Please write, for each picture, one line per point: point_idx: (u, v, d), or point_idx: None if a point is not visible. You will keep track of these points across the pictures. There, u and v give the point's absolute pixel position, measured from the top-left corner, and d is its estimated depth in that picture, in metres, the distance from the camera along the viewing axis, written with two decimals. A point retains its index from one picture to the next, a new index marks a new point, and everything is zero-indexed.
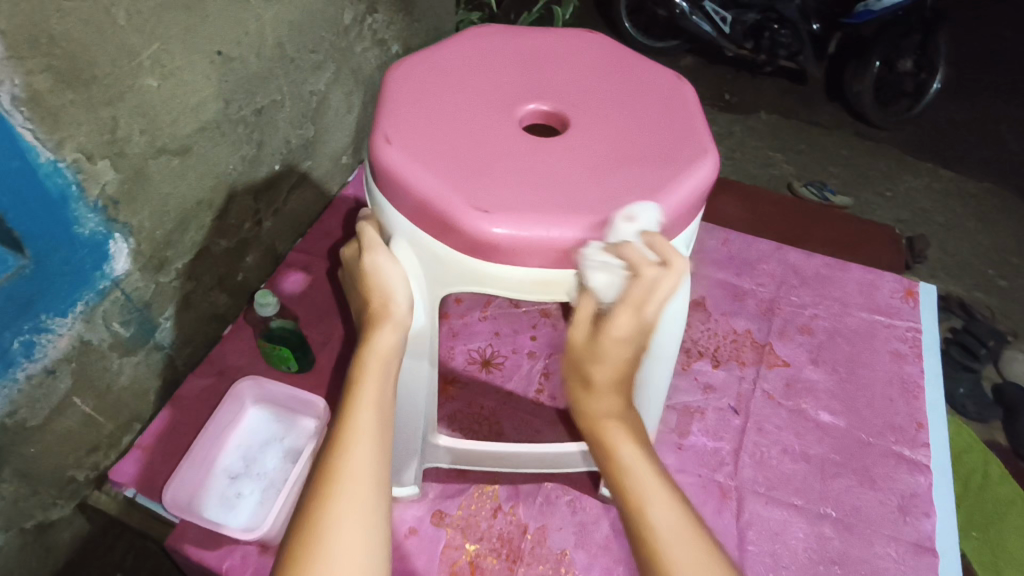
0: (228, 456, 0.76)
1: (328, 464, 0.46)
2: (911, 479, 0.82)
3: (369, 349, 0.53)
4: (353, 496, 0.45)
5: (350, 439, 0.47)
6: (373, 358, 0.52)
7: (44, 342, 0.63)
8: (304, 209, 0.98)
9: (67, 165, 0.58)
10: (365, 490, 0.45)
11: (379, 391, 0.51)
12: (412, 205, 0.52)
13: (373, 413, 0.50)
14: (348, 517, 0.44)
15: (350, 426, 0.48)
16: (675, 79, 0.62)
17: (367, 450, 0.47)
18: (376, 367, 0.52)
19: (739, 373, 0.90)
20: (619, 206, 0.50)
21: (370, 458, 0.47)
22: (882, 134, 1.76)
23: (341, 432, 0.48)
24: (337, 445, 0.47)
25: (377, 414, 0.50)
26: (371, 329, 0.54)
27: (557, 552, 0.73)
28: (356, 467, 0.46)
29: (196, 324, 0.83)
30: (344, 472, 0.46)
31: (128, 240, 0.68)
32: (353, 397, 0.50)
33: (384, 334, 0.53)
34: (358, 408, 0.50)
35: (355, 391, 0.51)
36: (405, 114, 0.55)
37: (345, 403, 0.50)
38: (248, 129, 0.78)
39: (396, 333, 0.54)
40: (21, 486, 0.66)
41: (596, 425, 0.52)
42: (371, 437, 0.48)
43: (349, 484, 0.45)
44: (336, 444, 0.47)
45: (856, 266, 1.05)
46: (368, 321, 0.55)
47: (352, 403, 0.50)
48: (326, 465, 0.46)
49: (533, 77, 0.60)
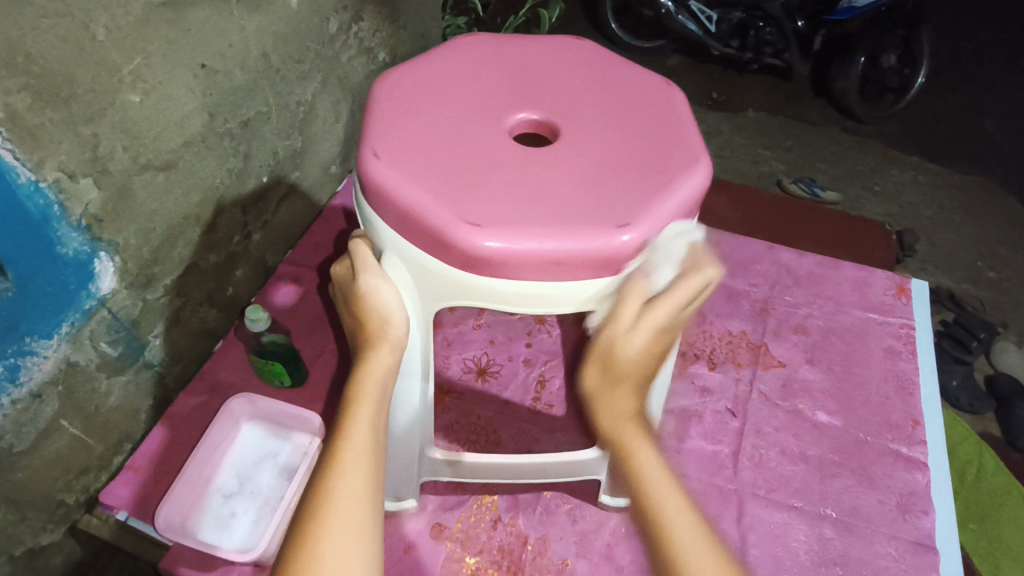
0: (222, 474, 0.75)
1: (322, 488, 0.45)
2: (909, 476, 0.82)
3: (365, 370, 0.52)
4: (348, 522, 0.44)
5: (344, 463, 0.47)
6: (370, 380, 0.52)
7: (29, 365, 0.61)
8: (293, 220, 0.97)
9: (48, 185, 0.57)
10: (359, 515, 0.45)
11: (374, 412, 0.51)
12: (403, 220, 0.51)
13: (368, 436, 0.49)
14: (342, 542, 0.43)
15: (345, 449, 0.48)
16: (664, 84, 0.62)
17: (362, 473, 0.47)
18: (371, 389, 0.52)
19: (735, 375, 0.90)
20: (613, 216, 0.50)
21: (364, 482, 0.46)
22: (869, 130, 1.77)
23: (335, 455, 0.47)
24: (332, 469, 0.46)
25: (372, 437, 0.49)
26: (367, 350, 0.54)
27: (559, 563, 0.72)
28: (350, 492, 0.45)
29: (186, 341, 0.82)
30: (339, 496, 0.45)
31: (114, 258, 0.67)
32: (347, 419, 0.50)
33: (380, 355, 0.53)
34: (352, 430, 0.49)
35: (350, 414, 0.50)
36: (393, 128, 0.54)
37: (340, 424, 0.50)
38: (234, 141, 0.77)
39: (392, 354, 0.54)
40: (9, 513, 0.65)
41: (617, 426, 0.52)
42: (365, 461, 0.48)
43: (342, 508, 0.44)
44: (331, 467, 0.47)
45: (848, 264, 1.05)
46: (363, 342, 0.54)
47: (346, 427, 0.49)
48: (320, 488, 0.45)
49: (521, 87, 0.60)
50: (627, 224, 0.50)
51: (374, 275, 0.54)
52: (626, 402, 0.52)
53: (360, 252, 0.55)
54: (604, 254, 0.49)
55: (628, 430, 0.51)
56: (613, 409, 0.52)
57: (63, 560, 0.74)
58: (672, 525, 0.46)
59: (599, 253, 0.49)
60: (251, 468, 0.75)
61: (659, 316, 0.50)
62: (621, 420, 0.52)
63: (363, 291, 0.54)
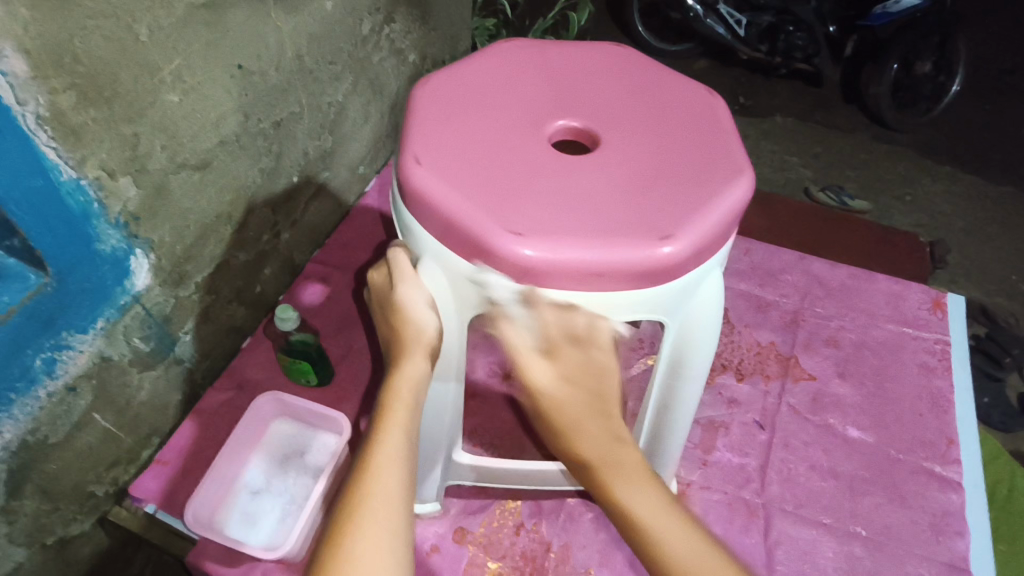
0: (249, 472, 0.75)
1: (359, 487, 0.46)
2: (943, 496, 0.80)
3: (400, 374, 0.52)
4: (381, 522, 0.45)
5: (380, 463, 0.47)
6: (405, 385, 0.52)
7: (65, 358, 0.62)
8: (322, 219, 0.98)
9: (89, 182, 0.58)
10: (390, 517, 0.45)
11: (408, 416, 0.51)
12: (441, 226, 0.50)
13: (402, 439, 0.49)
14: (374, 544, 0.43)
15: (380, 449, 0.48)
16: (706, 93, 0.61)
17: (397, 476, 0.47)
18: (406, 394, 0.52)
19: (764, 387, 0.89)
20: (655, 228, 0.49)
21: (398, 486, 0.47)
22: (901, 137, 1.73)
23: (370, 458, 0.48)
24: (367, 473, 0.47)
25: (407, 441, 0.50)
26: (400, 357, 0.53)
27: (581, 571, 0.72)
28: (385, 494, 0.46)
29: (215, 338, 0.83)
30: (374, 495, 0.45)
31: (149, 255, 0.67)
32: (382, 422, 0.50)
33: (414, 362, 0.53)
34: (387, 433, 0.49)
35: (385, 418, 0.50)
36: (434, 134, 0.54)
37: (375, 425, 0.50)
38: (267, 141, 0.78)
39: (427, 361, 0.54)
40: (42, 503, 0.66)
41: (574, 421, 0.51)
42: (400, 463, 0.48)
43: (376, 511, 0.45)
44: (365, 467, 0.47)
45: (882, 276, 1.02)
46: (398, 350, 0.54)
47: (381, 429, 0.50)
48: (356, 489, 0.46)
49: (563, 95, 0.59)
50: (668, 236, 0.49)
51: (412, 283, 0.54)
52: (579, 392, 0.51)
53: (399, 260, 0.55)
54: (646, 268, 0.48)
55: (587, 438, 0.51)
56: (562, 407, 0.51)
57: (91, 550, 0.75)
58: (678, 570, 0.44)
59: (641, 265, 0.48)
60: (277, 467, 0.75)
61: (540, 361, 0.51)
62: (577, 411, 0.51)
63: (400, 300, 0.54)
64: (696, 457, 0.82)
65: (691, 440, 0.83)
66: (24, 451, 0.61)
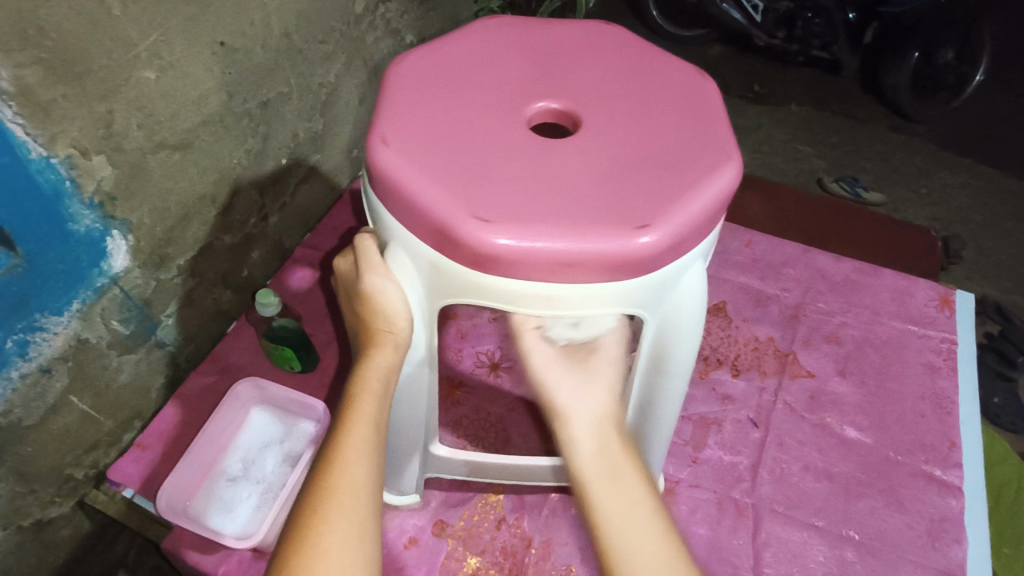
0: (227, 458, 0.74)
1: (324, 483, 0.46)
2: (941, 501, 0.78)
3: (367, 367, 0.53)
4: (346, 514, 0.45)
5: (345, 458, 0.48)
6: (372, 378, 0.53)
7: (38, 340, 0.61)
8: (313, 202, 0.96)
9: (60, 161, 0.56)
10: (356, 511, 0.45)
11: (376, 410, 0.52)
12: (409, 211, 0.48)
13: (369, 432, 0.50)
14: (340, 536, 0.44)
15: (345, 444, 0.49)
16: (697, 75, 0.58)
17: (363, 468, 0.48)
18: (373, 387, 0.52)
19: (759, 384, 0.86)
20: (631, 216, 0.47)
21: (364, 478, 0.47)
22: (918, 129, 1.68)
23: (336, 453, 0.48)
24: (334, 467, 0.47)
25: (374, 434, 0.50)
26: (370, 347, 0.54)
27: (562, 568, 0.70)
28: (351, 488, 0.46)
29: (200, 321, 0.82)
30: (339, 490, 0.46)
31: (127, 237, 0.66)
32: (349, 416, 0.51)
33: (382, 353, 0.53)
34: (353, 426, 0.50)
35: (351, 411, 0.51)
36: (406, 115, 0.52)
37: (342, 418, 0.51)
38: (253, 121, 0.76)
39: (395, 354, 0.54)
40: (17, 485, 0.66)
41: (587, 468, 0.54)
42: (366, 459, 0.48)
43: (342, 504, 0.45)
44: (331, 462, 0.47)
45: (889, 272, 0.99)
46: (369, 342, 0.54)
47: (347, 423, 0.50)
48: (321, 483, 0.46)
49: (545, 75, 0.57)
50: (645, 225, 0.46)
51: (379, 275, 0.52)
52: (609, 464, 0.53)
53: (367, 249, 0.54)
54: (621, 259, 0.46)
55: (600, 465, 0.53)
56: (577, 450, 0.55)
57: (71, 532, 0.75)
58: (623, 522, 0.50)
59: (615, 255, 0.46)
60: (255, 454, 0.74)
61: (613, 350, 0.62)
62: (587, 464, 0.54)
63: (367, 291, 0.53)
64: (685, 455, 0.80)
65: (682, 436, 0.81)
66: None
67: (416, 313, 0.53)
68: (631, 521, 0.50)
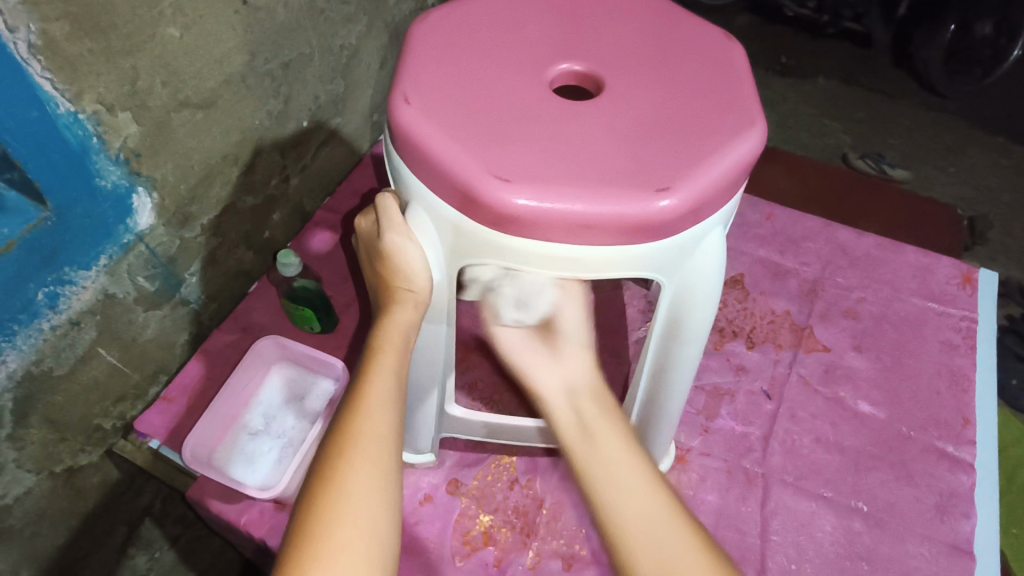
0: (250, 412, 0.76)
1: (349, 428, 0.47)
2: (953, 477, 0.78)
3: (389, 322, 0.53)
4: (371, 458, 0.46)
5: (370, 405, 0.48)
6: (394, 332, 0.53)
7: (67, 293, 0.63)
8: (333, 166, 0.96)
9: (87, 117, 0.57)
10: (379, 457, 0.46)
11: (398, 363, 0.52)
12: (430, 171, 0.48)
13: (393, 383, 0.51)
14: (368, 480, 0.45)
15: (370, 391, 0.49)
16: (725, 38, 0.57)
17: (386, 417, 0.48)
18: (395, 341, 0.53)
19: (774, 356, 0.86)
20: (652, 179, 0.47)
21: (389, 426, 0.48)
22: (948, 105, 1.64)
23: (361, 399, 0.49)
24: (357, 413, 0.48)
25: (396, 385, 0.51)
26: (390, 305, 0.54)
27: (572, 529, 0.72)
28: (376, 435, 0.47)
29: (222, 281, 0.83)
30: (364, 435, 0.47)
31: (151, 194, 0.67)
32: (371, 366, 0.51)
33: (404, 309, 0.54)
34: (376, 375, 0.50)
35: (375, 361, 0.51)
36: (430, 75, 0.51)
37: (364, 368, 0.51)
38: (275, 82, 0.76)
39: (416, 311, 0.54)
40: (49, 432, 0.68)
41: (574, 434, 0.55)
42: (391, 407, 0.49)
43: (367, 451, 0.46)
44: (356, 408, 0.48)
45: (911, 248, 0.98)
46: (390, 300, 0.55)
47: (370, 372, 0.51)
48: (346, 428, 0.47)
49: (570, 37, 0.56)
50: (666, 189, 0.46)
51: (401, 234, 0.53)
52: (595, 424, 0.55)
53: (389, 207, 0.54)
54: (640, 222, 0.46)
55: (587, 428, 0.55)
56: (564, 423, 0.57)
57: (100, 480, 0.78)
58: (606, 477, 0.51)
59: (634, 218, 0.46)
60: (277, 410, 0.76)
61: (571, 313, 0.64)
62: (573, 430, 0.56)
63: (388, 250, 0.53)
64: (697, 424, 0.81)
65: (694, 406, 0.82)
66: (30, 381, 0.63)
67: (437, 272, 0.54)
68: (617, 482, 0.50)
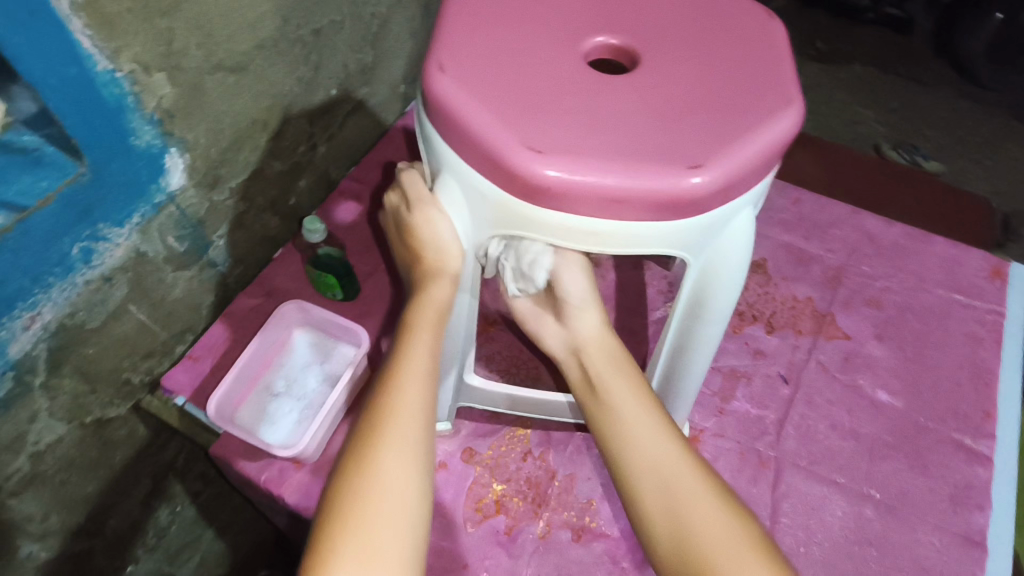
0: (272, 373, 0.78)
1: (383, 406, 0.50)
2: (969, 469, 0.77)
3: (420, 302, 0.55)
4: (403, 438, 0.49)
5: (401, 386, 0.51)
6: (425, 313, 0.55)
7: (101, 250, 0.65)
8: (360, 136, 0.97)
9: (124, 76, 0.58)
10: (412, 436, 0.49)
11: (429, 344, 0.54)
12: (458, 139, 0.48)
13: (423, 364, 0.53)
14: (396, 449, 0.48)
15: (401, 373, 0.52)
16: (763, 15, 0.56)
17: (416, 397, 0.51)
18: (426, 321, 0.55)
19: (793, 342, 0.86)
20: (684, 156, 0.46)
21: (419, 407, 0.51)
22: (988, 95, 1.59)
23: (394, 380, 0.51)
24: (391, 393, 0.50)
25: (427, 365, 0.53)
26: (422, 284, 0.56)
27: (583, 501, 0.73)
28: (408, 414, 0.50)
29: (248, 245, 0.85)
30: (396, 415, 0.49)
31: (183, 155, 0.68)
32: (404, 348, 0.54)
33: (435, 289, 0.55)
34: (408, 357, 0.53)
35: (408, 344, 0.54)
36: (463, 43, 0.51)
37: (398, 349, 0.54)
38: (305, 49, 0.77)
39: (447, 290, 0.56)
40: (81, 383, 0.70)
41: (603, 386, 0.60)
42: (421, 389, 0.52)
43: (399, 428, 0.49)
44: (389, 389, 0.51)
45: (940, 239, 0.96)
46: (424, 274, 0.56)
47: (402, 353, 0.53)
48: (380, 406, 0.50)
49: (605, 9, 0.56)
50: (698, 166, 0.46)
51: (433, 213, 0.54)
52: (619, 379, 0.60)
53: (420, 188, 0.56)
54: (670, 198, 0.46)
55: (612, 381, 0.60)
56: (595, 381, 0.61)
57: (127, 432, 0.80)
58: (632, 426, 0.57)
59: (664, 194, 0.46)
60: (297, 372, 0.78)
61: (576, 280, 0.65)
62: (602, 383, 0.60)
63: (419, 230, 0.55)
64: (712, 405, 0.81)
65: (710, 387, 0.82)
66: (64, 333, 0.65)
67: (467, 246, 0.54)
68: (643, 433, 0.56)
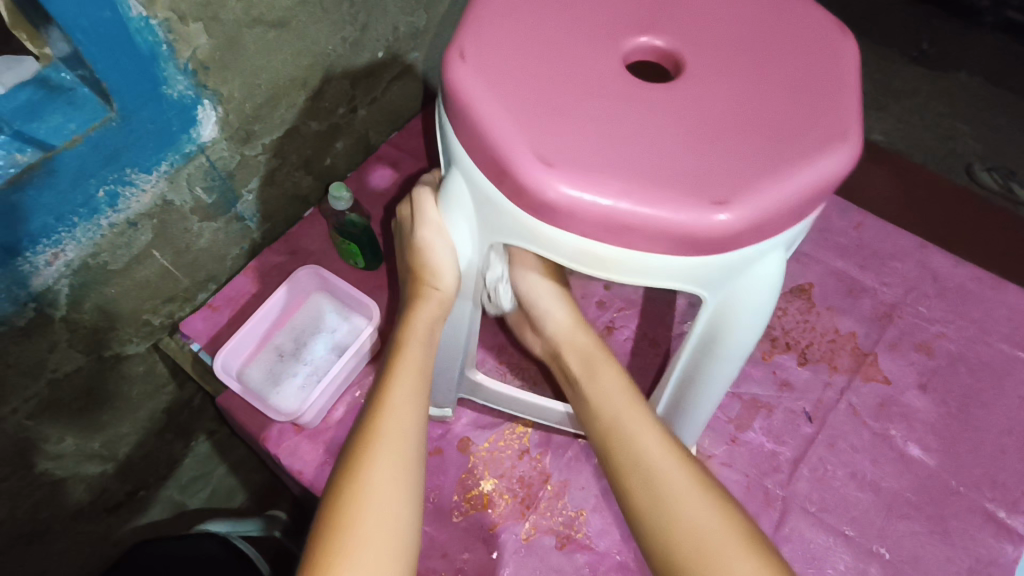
0: (281, 334, 0.79)
1: (374, 422, 0.49)
2: (996, 544, 0.71)
3: (416, 313, 0.56)
4: (392, 450, 0.48)
5: (393, 402, 0.50)
6: (419, 326, 0.56)
7: (127, 195, 0.65)
8: (405, 100, 0.95)
9: (158, 23, 0.57)
10: (404, 449, 0.48)
11: (422, 355, 0.54)
12: (471, 135, 0.45)
13: (414, 379, 0.53)
14: (388, 474, 0.47)
15: (393, 389, 0.51)
16: (836, 30, 0.50)
17: (408, 411, 0.50)
18: (420, 333, 0.55)
19: (826, 378, 0.80)
20: (711, 186, 0.42)
21: (411, 423, 0.50)
22: None
23: (386, 397, 0.50)
24: (383, 408, 0.50)
25: (418, 380, 0.53)
26: (416, 298, 0.56)
27: (573, 511, 0.71)
28: (400, 432, 0.49)
29: (279, 202, 0.85)
30: (387, 430, 0.49)
31: (217, 108, 0.68)
32: (398, 361, 0.53)
33: (430, 300, 0.56)
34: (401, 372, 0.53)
35: (400, 359, 0.53)
36: (494, 30, 0.48)
37: (392, 362, 0.53)
38: (352, 8, 0.74)
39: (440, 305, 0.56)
40: (101, 320, 0.72)
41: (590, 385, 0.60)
42: (414, 404, 0.51)
43: (390, 439, 0.48)
44: (380, 405, 0.50)
45: (1014, 287, 0.87)
46: (417, 285, 0.57)
47: (394, 368, 0.53)
48: (370, 423, 0.49)
49: (658, 4, 0.51)
50: (724, 201, 0.42)
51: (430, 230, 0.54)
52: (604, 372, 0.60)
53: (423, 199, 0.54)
54: (689, 232, 0.42)
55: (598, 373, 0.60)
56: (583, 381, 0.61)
57: (145, 369, 0.83)
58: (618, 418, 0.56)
59: (682, 227, 0.42)
60: (307, 336, 0.79)
61: (535, 283, 0.69)
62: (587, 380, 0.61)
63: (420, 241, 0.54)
64: (725, 432, 0.77)
65: (726, 413, 0.78)
66: (85, 272, 0.66)
67: (466, 268, 0.54)
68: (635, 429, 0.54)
